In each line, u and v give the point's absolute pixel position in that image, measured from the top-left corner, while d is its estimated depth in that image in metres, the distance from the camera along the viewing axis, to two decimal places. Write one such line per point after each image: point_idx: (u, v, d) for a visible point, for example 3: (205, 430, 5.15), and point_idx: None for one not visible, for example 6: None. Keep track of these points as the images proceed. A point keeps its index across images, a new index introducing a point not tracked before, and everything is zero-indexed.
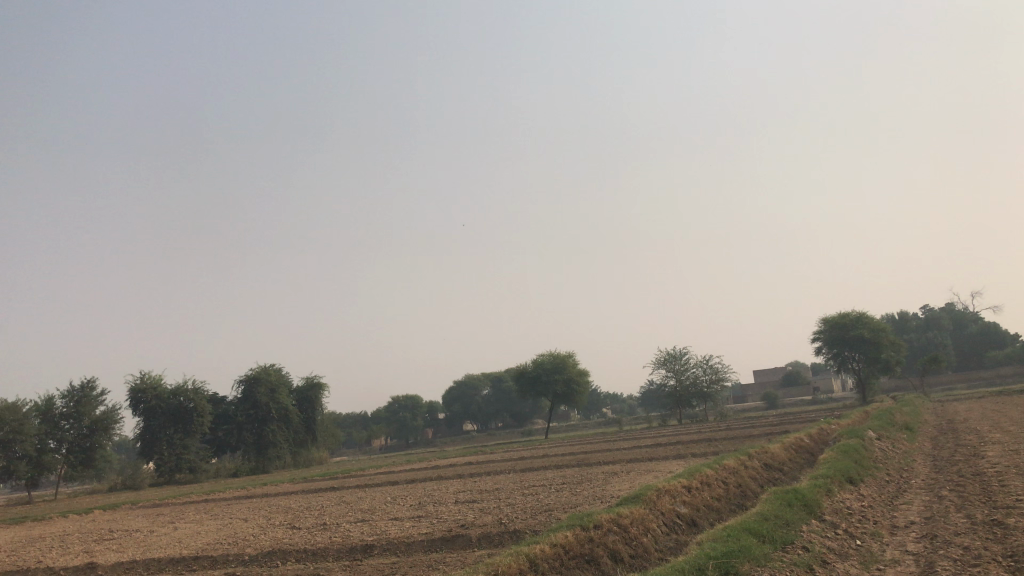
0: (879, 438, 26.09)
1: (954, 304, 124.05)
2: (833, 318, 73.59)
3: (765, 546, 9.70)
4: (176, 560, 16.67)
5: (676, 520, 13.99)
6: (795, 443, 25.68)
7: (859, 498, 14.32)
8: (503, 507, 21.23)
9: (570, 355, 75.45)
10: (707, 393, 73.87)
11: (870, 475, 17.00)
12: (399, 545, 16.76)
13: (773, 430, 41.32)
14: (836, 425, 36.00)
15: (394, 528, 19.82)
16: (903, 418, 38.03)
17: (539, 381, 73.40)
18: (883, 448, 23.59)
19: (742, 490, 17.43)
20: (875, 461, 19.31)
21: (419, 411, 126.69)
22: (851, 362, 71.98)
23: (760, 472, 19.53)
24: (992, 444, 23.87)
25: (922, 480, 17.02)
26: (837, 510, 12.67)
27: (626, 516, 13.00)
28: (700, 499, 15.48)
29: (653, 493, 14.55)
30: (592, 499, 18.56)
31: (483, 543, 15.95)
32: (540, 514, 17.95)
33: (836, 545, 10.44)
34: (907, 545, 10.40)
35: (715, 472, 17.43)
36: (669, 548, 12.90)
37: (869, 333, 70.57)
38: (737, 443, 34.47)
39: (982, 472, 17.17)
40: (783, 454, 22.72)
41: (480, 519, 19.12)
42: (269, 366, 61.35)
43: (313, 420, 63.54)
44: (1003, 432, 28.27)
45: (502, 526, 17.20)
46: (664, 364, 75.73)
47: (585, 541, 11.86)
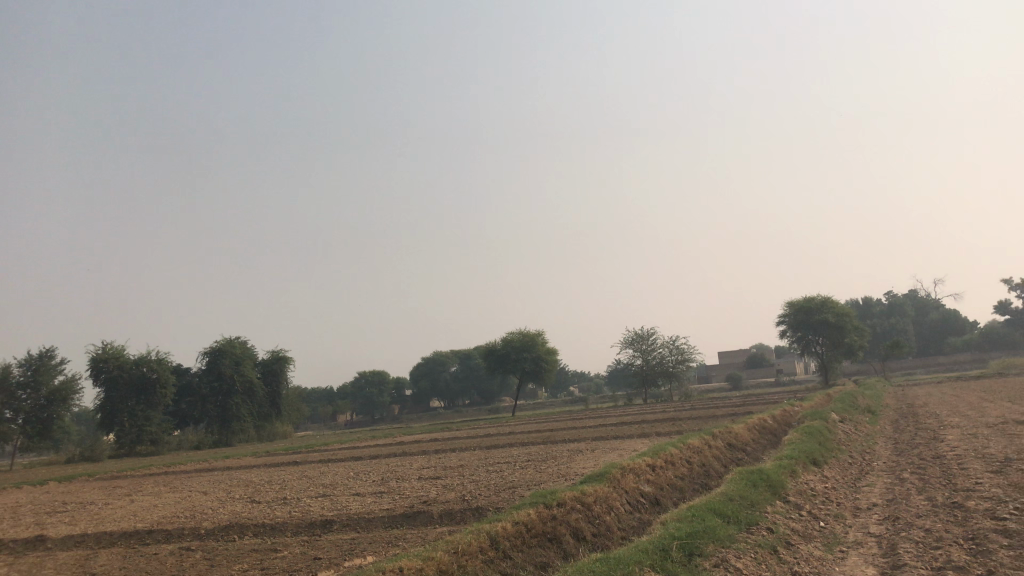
0: (842, 421, 26.26)
1: (915, 291, 125.98)
2: (798, 302, 74.16)
3: (729, 528, 9.60)
4: (129, 534, 16.27)
5: (640, 499, 13.89)
6: (759, 424, 25.77)
7: (822, 479, 14.33)
8: (467, 484, 21.07)
9: (538, 334, 75.42)
10: (673, 373, 74.37)
11: (833, 457, 17.06)
12: (359, 520, 16.53)
13: (737, 411, 41.61)
14: (800, 407, 36.38)
15: (356, 503, 19.59)
16: (865, 401, 38.51)
17: (508, 359, 73.31)
18: (846, 430, 23.74)
19: (706, 470, 17.38)
20: (839, 443, 19.41)
21: (385, 387, 126.20)
22: (814, 345, 72.75)
23: (723, 451, 19.51)
24: (952, 428, 24.14)
25: (883, 462, 17.13)
26: (800, 492, 12.64)
27: (589, 495, 12.85)
28: (665, 478, 15.40)
29: (618, 472, 14.43)
30: (557, 477, 18.45)
31: (445, 520, 15.80)
32: (504, 491, 17.82)
33: (800, 527, 10.37)
34: (870, 527, 10.37)
35: (679, 451, 17.38)
36: (631, 526, 12.80)
37: (833, 318, 71.29)
38: (701, 423, 34.67)
39: (943, 455, 17.32)
40: (746, 435, 22.74)
41: (443, 496, 18.94)
42: (234, 338, 60.71)
43: (278, 393, 62.92)
44: (963, 417, 28.64)
45: (464, 503, 17.05)
46: (632, 344, 76.14)
47: (548, 519, 11.71)
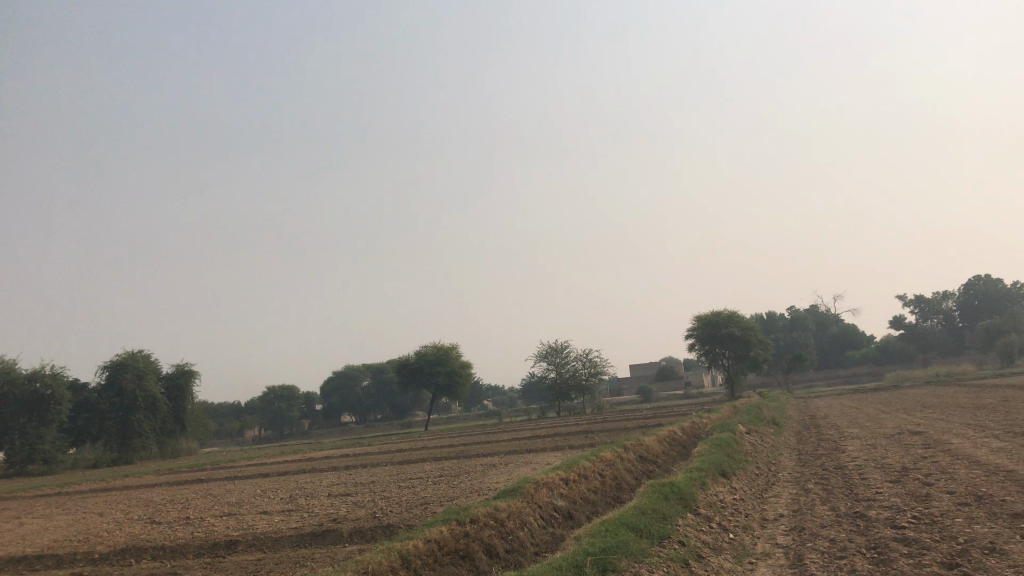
0: (749, 433, 26.90)
1: (816, 306, 130.72)
2: (707, 316, 75.93)
3: (642, 541, 9.61)
4: (17, 560, 15.37)
5: (553, 513, 13.85)
6: (670, 436, 26.15)
7: (730, 491, 14.57)
8: (378, 500, 20.67)
9: (452, 347, 75.14)
10: (585, 386, 75.08)
11: (741, 468, 17.39)
12: (265, 540, 16.01)
13: (647, 423, 42.21)
14: (708, 419, 37.12)
15: (263, 522, 18.97)
16: (770, 413, 39.60)
17: (421, 373, 72.68)
18: (752, 442, 24.33)
19: (618, 483, 17.49)
20: (746, 454, 19.84)
21: (295, 402, 123.57)
22: (721, 358, 74.53)
23: (635, 464, 19.68)
24: (853, 439, 25.01)
25: (788, 473, 17.55)
26: (710, 504, 12.79)
27: (503, 510, 12.72)
28: (577, 491, 15.40)
29: (532, 486, 14.35)
30: (470, 492, 18.29)
31: (354, 538, 15.44)
32: (416, 508, 17.55)
33: (710, 539, 10.48)
34: (777, 538, 10.54)
35: (592, 464, 17.46)
36: (544, 542, 12.74)
37: (739, 331, 73.24)
38: (614, 436, 35.03)
39: (844, 466, 17.87)
40: (657, 447, 23.03)
41: (353, 513, 18.52)
42: (136, 352, 58.53)
43: (182, 408, 60.84)
44: (862, 428, 29.73)
45: (375, 520, 16.72)
46: (545, 357, 76.59)
47: (461, 537, 11.51)
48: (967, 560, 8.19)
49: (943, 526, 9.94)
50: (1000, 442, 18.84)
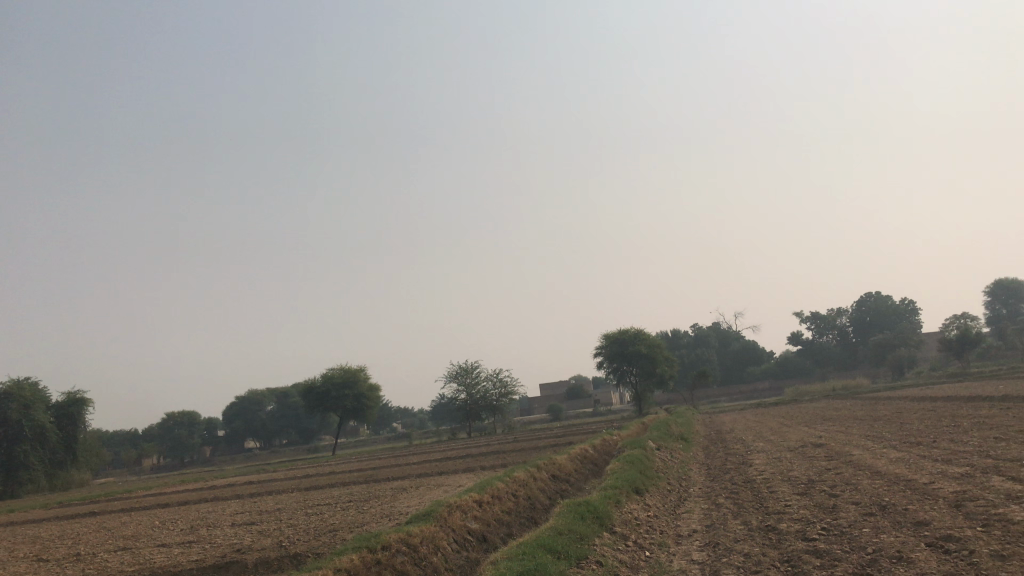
0: (658, 448, 27.20)
1: (718, 324, 134.29)
2: (614, 335, 76.91)
3: (559, 563, 9.44)
4: None
5: (467, 537, 13.56)
6: (581, 454, 26.19)
7: (644, 508, 14.57)
8: (285, 529, 19.94)
9: (360, 369, 73.95)
10: (496, 406, 74.96)
11: (653, 484, 17.47)
12: (163, 574, 15.20)
13: (558, 442, 42.33)
14: (618, 435, 37.44)
15: (162, 556, 18.02)
16: (678, 429, 40.14)
17: (328, 396, 71.12)
18: (662, 458, 24.58)
19: (532, 502, 17.33)
20: (657, 470, 20.00)
21: (196, 428, 119.26)
22: (628, 375, 75.48)
23: (548, 483, 19.58)
24: (758, 453, 25.57)
25: (698, 488, 17.74)
26: (626, 522, 12.75)
27: (416, 535, 12.37)
28: (492, 513, 15.16)
29: (445, 509, 14.04)
30: (382, 517, 17.80)
31: (260, 569, 14.84)
32: (325, 535, 16.97)
33: (627, 558, 10.40)
34: (692, 554, 10.55)
35: (505, 484, 17.23)
36: (459, 566, 12.45)
37: (645, 349, 74.47)
38: (525, 455, 34.96)
39: (752, 479, 18.20)
40: (569, 465, 23.00)
41: (258, 543, 17.79)
42: (23, 380, 55.52)
43: (74, 438, 57.93)
44: (766, 441, 30.52)
45: (282, 549, 16.11)
46: (455, 378, 76.14)
47: (372, 564, 11.10)
48: (877, 570, 8.32)
49: (852, 537, 10.09)
50: (897, 453, 19.49)
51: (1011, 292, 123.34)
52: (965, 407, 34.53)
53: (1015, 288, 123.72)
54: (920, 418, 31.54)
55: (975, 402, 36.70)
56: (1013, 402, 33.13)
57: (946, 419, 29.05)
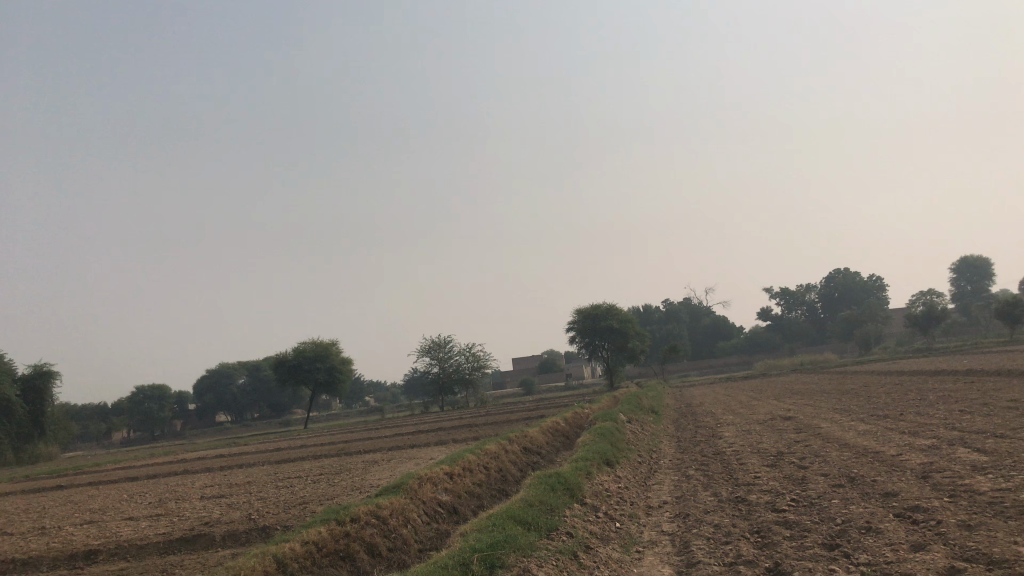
0: (630, 422, 27.30)
1: (689, 300, 135.19)
2: (586, 309, 77.07)
3: (529, 535, 9.36)
4: None
5: (437, 509, 13.47)
6: (553, 427, 26.17)
7: (615, 480, 14.58)
8: (254, 502, 19.75)
9: (332, 343, 73.54)
10: (469, 380, 75.02)
11: (625, 457, 17.49)
12: (129, 548, 14.97)
13: (530, 415, 42.39)
14: (590, 409, 37.61)
15: (129, 529, 17.78)
16: (649, 403, 40.36)
17: (300, 370, 70.63)
18: (634, 431, 24.65)
19: (503, 475, 17.28)
20: (629, 443, 20.05)
21: (166, 402, 118.11)
22: (600, 350, 75.78)
23: (519, 456, 19.54)
24: (728, 426, 25.78)
25: (669, 460, 17.81)
26: (596, 494, 12.72)
27: (385, 508, 12.25)
28: (462, 485, 15.09)
29: (415, 482, 13.92)
30: (352, 490, 17.67)
31: (228, 542, 14.67)
32: (295, 508, 16.82)
33: (598, 529, 10.36)
34: (662, 525, 10.55)
35: (476, 457, 17.16)
36: (429, 539, 12.38)
37: (618, 324, 74.75)
38: (497, 429, 35.01)
39: (722, 451, 18.31)
40: (540, 438, 22.97)
41: (227, 516, 17.61)
42: None
43: (41, 411, 57.14)
44: (736, 415, 30.79)
45: (251, 522, 15.97)
46: (428, 352, 76.03)
47: (340, 537, 10.97)
48: (846, 540, 8.34)
49: (821, 508, 10.12)
50: (865, 426, 19.70)
51: (976, 270, 125.25)
52: (930, 381, 35.08)
53: (980, 265, 125.62)
54: (886, 391, 31.96)
55: (941, 376, 37.28)
56: (976, 376, 33.65)
57: (912, 393, 29.42)
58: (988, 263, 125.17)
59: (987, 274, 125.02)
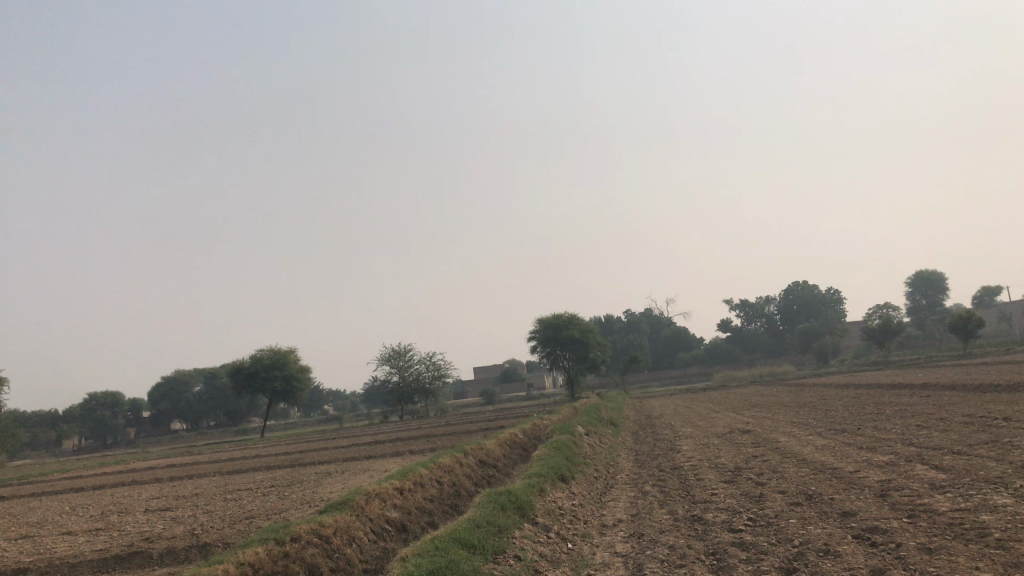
0: (588, 434, 26.93)
1: (650, 310, 135.64)
2: (548, 319, 76.74)
3: (475, 560, 8.92)
4: None
5: (385, 526, 12.99)
6: (510, 439, 25.72)
7: (569, 496, 14.18)
8: (200, 516, 19.03)
9: (290, 351, 72.38)
10: (429, 390, 74.28)
11: (580, 472, 17.10)
12: (60, 566, 14.21)
13: (490, 426, 41.96)
14: (549, 420, 37.17)
15: (65, 545, 16.96)
16: (609, 414, 40.11)
17: (257, 378, 69.27)
18: (592, 443, 24.29)
19: (456, 490, 16.82)
20: (585, 457, 19.65)
21: (120, 409, 115.33)
22: (562, 360, 75.47)
23: (474, 469, 19.05)
24: (687, 439, 25.55)
25: (626, 475, 17.49)
26: (549, 512, 12.31)
27: (329, 526, 11.71)
28: (413, 501, 14.60)
29: (362, 498, 13.39)
30: (301, 504, 17.08)
31: (166, 560, 14.02)
32: (240, 523, 16.17)
33: (547, 551, 9.97)
34: (616, 546, 10.18)
35: (429, 471, 16.64)
36: (375, 559, 11.89)
37: (579, 334, 74.55)
38: (453, 440, 34.46)
39: (680, 466, 17.99)
40: (497, 451, 22.49)
41: (169, 531, 16.90)
42: None
43: None
44: (695, 427, 30.62)
45: (192, 538, 15.32)
46: (388, 360, 75.19)
47: (279, 558, 10.43)
48: (805, 564, 8.02)
49: (778, 528, 9.85)
50: (824, 440, 19.55)
51: (931, 284, 127.52)
52: (887, 394, 35.24)
53: (934, 279, 127.95)
54: (844, 405, 32.03)
55: (897, 389, 37.50)
56: (932, 390, 33.92)
57: (869, 406, 29.45)
58: (942, 278, 127.57)
59: (941, 288, 127.44)
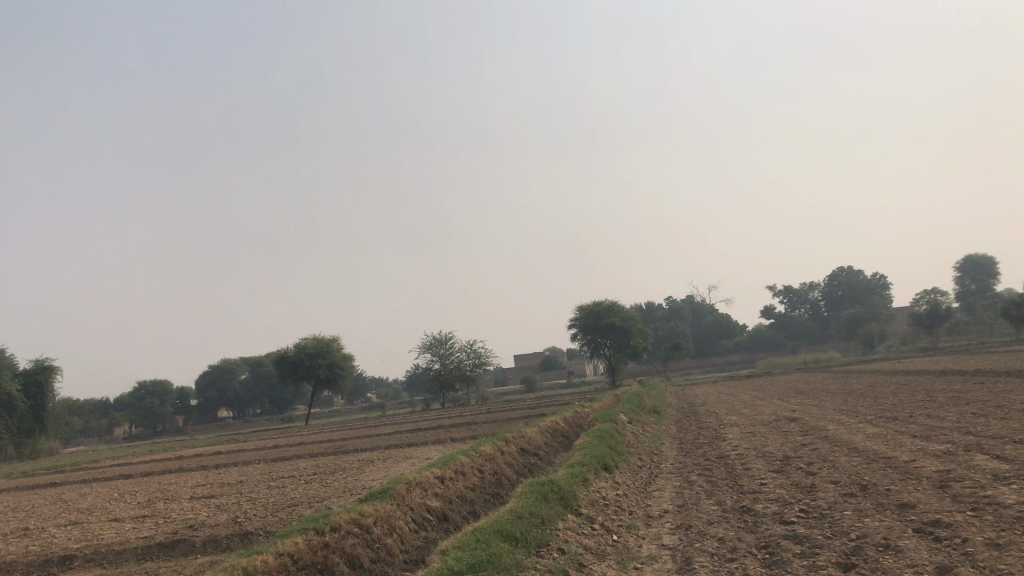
0: (630, 422, 26.56)
1: (691, 297, 134.34)
2: (589, 306, 76.28)
3: (516, 552, 8.69)
4: None
5: (426, 516, 12.79)
6: (551, 427, 25.51)
7: (613, 486, 13.89)
8: (244, 503, 19.11)
9: (333, 339, 72.85)
10: (470, 377, 74.33)
11: (624, 461, 16.76)
12: (105, 553, 14.27)
13: (531, 414, 41.71)
14: (590, 408, 36.87)
15: (111, 532, 17.09)
16: (651, 401, 39.66)
17: (300, 366, 69.84)
18: (634, 431, 23.94)
19: (497, 478, 16.60)
20: (628, 445, 19.31)
21: (169, 398, 117.14)
22: (602, 347, 74.95)
23: (516, 457, 18.82)
24: (732, 426, 25.12)
25: (671, 464, 17.14)
26: (592, 502, 12.03)
27: (369, 515, 11.56)
28: (454, 490, 14.40)
29: (403, 487, 13.19)
30: (344, 492, 16.99)
31: (209, 548, 14.00)
32: (282, 511, 16.16)
33: (592, 544, 9.68)
34: (663, 538, 9.86)
35: (470, 459, 16.42)
36: (415, 549, 11.74)
37: (620, 321, 73.96)
38: (495, 427, 34.31)
39: (727, 455, 17.56)
40: (538, 439, 22.25)
41: (212, 519, 16.98)
42: None
43: (43, 406, 56.28)
44: (740, 415, 30.12)
45: (235, 526, 15.32)
46: (429, 348, 75.40)
47: (319, 548, 10.29)
48: (863, 559, 7.62)
49: (833, 520, 9.44)
50: (874, 428, 18.97)
51: (981, 268, 124.34)
52: (938, 381, 34.35)
53: (984, 263, 124.72)
54: (893, 392, 31.25)
55: (947, 376, 36.50)
56: (984, 376, 32.93)
57: (919, 394, 28.66)
58: (993, 262, 124.29)
59: (991, 273, 124.17)
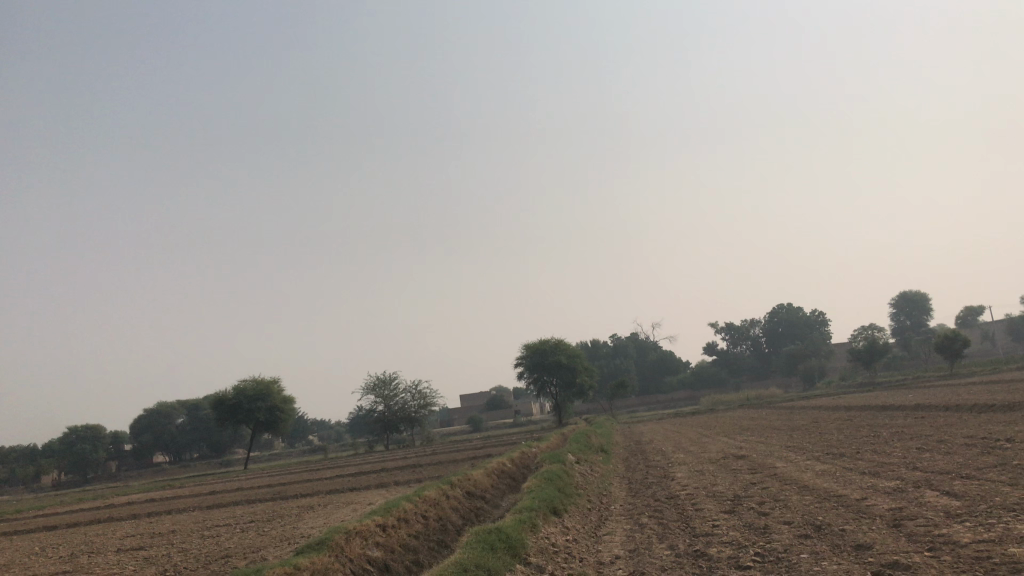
0: (578, 462, 26.14)
1: (635, 334, 135.12)
2: (535, 344, 75.94)
3: None
4: None
5: (365, 566, 12.18)
6: (498, 468, 24.95)
7: (562, 532, 13.44)
8: (175, 555, 18.14)
9: (273, 381, 71.10)
10: (415, 418, 73.17)
11: (572, 504, 16.33)
12: None
13: (476, 455, 40.98)
14: (538, 448, 36.33)
15: None
16: (598, 440, 39.27)
17: (240, 409, 67.86)
18: (582, 472, 23.50)
19: (442, 524, 16.03)
20: (576, 487, 18.91)
21: (100, 443, 112.67)
22: (548, 386, 74.56)
23: (461, 501, 18.26)
24: (680, 465, 24.84)
25: (620, 506, 16.75)
26: (541, 550, 11.54)
27: (306, 568, 10.88)
28: (396, 539, 13.78)
29: (342, 536, 12.55)
30: (280, 542, 16.22)
31: None
32: (215, 563, 15.31)
33: None
34: None
35: (413, 505, 15.79)
36: None
37: (566, 359, 73.74)
38: (440, 470, 33.59)
39: (676, 495, 17.27)
40: (484, 481, 21.67)
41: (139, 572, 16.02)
42: None
43: None
44: (688, 453, 29.94)
45: None
46: (373, 389, 74.11)
47: None
48: None
49: (791, 564, 9.11)
50: (822, 466, 18.85)
51: (915, 305, 127.75)
52: (879, 416, 34.74)
53: (918, 300, 128.19)
54: (837, 427, 31.40)
55: (888, 411, 36.91)
56: (925, 411, 33.30)
57: (863, 429, 28.80)
58: (925, 298, 127.86)
59: (924, 309, 127.64)
